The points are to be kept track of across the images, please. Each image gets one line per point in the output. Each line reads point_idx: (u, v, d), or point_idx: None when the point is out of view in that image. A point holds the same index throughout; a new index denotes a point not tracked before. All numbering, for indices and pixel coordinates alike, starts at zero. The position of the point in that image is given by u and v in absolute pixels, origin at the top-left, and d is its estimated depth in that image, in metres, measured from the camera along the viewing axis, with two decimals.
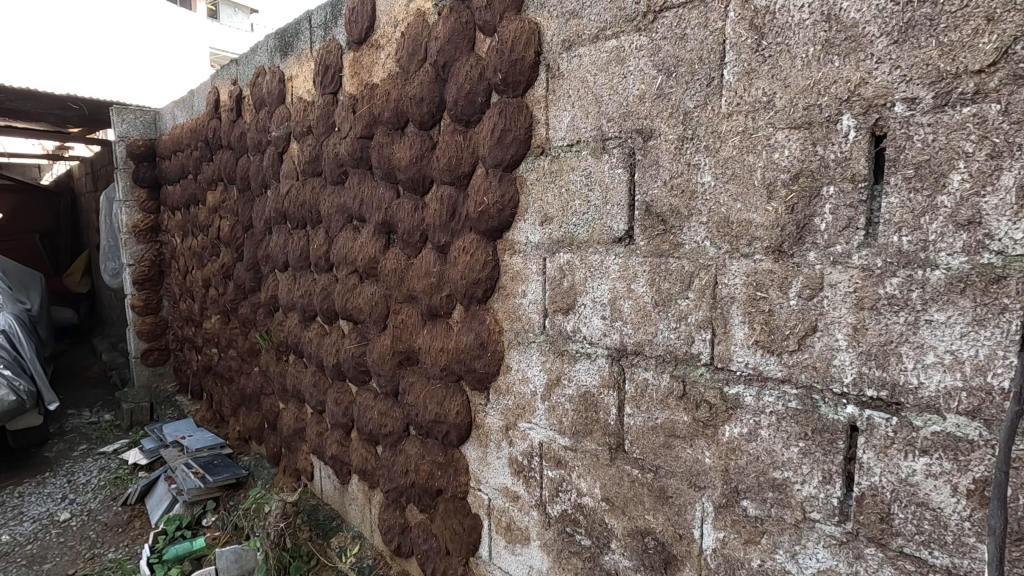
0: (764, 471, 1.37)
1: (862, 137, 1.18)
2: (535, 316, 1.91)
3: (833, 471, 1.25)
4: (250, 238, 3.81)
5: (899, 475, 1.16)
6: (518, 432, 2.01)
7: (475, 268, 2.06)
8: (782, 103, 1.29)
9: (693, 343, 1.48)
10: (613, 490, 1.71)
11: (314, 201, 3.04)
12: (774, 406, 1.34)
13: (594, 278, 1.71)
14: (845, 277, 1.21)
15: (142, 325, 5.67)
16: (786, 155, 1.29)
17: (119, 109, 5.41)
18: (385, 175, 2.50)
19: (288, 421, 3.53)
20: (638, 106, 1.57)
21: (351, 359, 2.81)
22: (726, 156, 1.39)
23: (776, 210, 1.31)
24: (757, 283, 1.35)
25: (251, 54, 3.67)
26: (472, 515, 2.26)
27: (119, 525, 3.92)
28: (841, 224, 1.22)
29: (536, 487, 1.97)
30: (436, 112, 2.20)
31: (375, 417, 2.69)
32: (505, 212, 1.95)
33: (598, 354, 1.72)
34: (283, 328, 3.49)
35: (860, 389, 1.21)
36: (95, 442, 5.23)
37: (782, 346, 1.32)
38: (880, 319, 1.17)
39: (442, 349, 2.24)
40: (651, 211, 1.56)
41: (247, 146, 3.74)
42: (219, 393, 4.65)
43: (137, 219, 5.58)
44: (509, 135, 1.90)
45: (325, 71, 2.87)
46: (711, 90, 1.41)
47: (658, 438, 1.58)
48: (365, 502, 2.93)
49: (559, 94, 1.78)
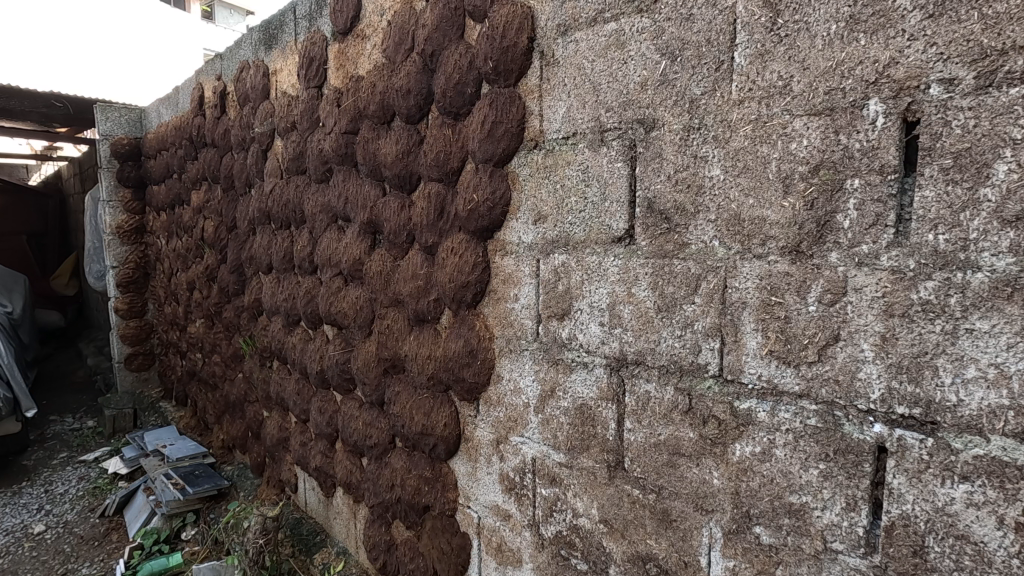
0: (780, 494, 1.23)
1: (891, 123, 1.06)
2: (528, 322, 1.77)
3: (858, 497, 1.12)
4: (234, 239, 3.67)
5: (936, 503, 1.03)
6: (509, 447, 1.88)
7: (464, 270, 1.92)
8: (800, 87, 1.17)
9: (700, 352, 1.35)
10: (611, 511, 1.58)
11: (298, 200, 2.91)
12: (791, 424, 1.20)
13: (592, 281, 1.57)
14: (872, 281, 1.09)
15: (126, 329, 5.50)
16: (805, 145, 1.16)
17: (103, 107, 5.26)
18: (371, 171, 2.37)
19: (272, 430, 3.38)
20: (640, 94, 1.44)
21: (335, 367, 2.66)
22: (737, 147, 1.26)
23: (793, 206, 1.19)
24: (772, 287, 1.22)
25: (235, 48, 3.53)
26: (461, 534, 2.12)
27: (96, 539, 3.76)
28: (868, 221, 1.09)
29: (529, 506, 1.83)
30: (424, 105, 2.08)
31: (360, 428, 2.54)
32: (496, 210, 1.82)
33: (596, 363, 1.59)
34: (266, 333, 3.34)
35: (889, 406, 1.08)
36: (76, 450, 5.06)
37: (800, 357, 1.19)
38: (912, 328, 1.05)
39: (429, 357, 2.11)
40: (653, 208, 1.43)
41: (232, 144, 3.60)
42: (203, 400, 4.48)
43: (121, 219, 5.42)
44: (501, 127, 1.77)
45: (309, 64, 2.73)
46: (721, 75, 1.28)
47: (661, 456, 1.44)
48: (350, 517, 2.78)
49: (554, 83, 1.65)
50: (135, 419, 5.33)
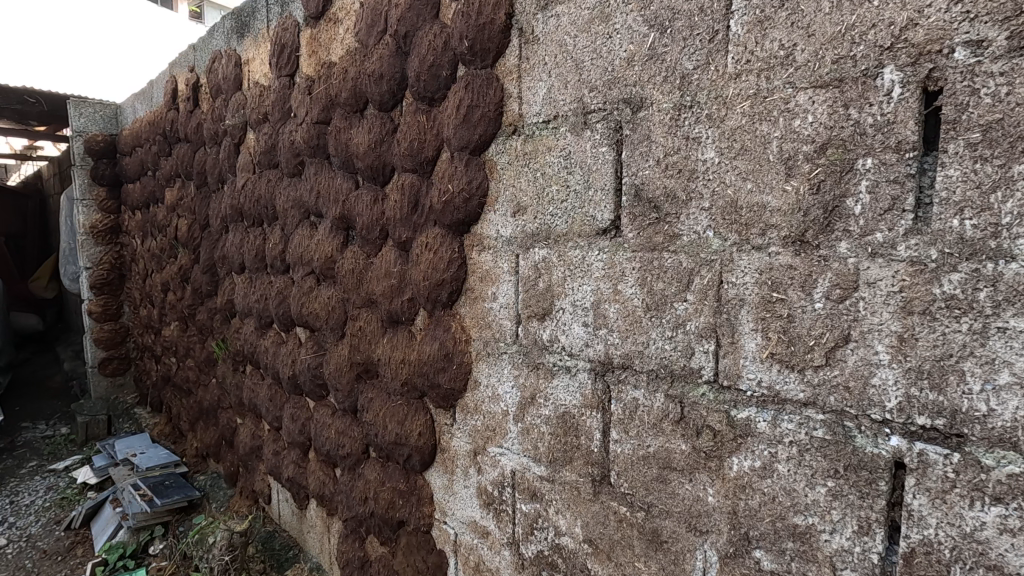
0: (782, 515, 1.10)
1: (910, 94, 0.93)
2: (506, 323, 1.63)
3: (872, 520, 0.99)
4: (207, 237, 3.50)
5: (962, 528, 0.90)
6: (487, 458, 1.73)
7: (438, 267, 1.78)
8: (804, 56, 1.04)
9: (693, 356, 1.21)
10: (596, 530, 1.44)
11: (270, 195, 2.76)
12: (795, 436, 1.07)
13: (575, 278, 1.44)
14: (888, 274, 0.96)
15: (100, 332, 5.29)
16: (810, 121, 1.03)
17: (76, 102, 5.07)
18: (343, 163, 2.23)
19: (244, 438, 3.22)
20: (626, 71, 1.31)
21: (307, 371, 2.51)
22: (733, 127, 1.13)
23: (796, 190, 1.06)
24: (773, 282, 1.09)
25: (208, 38, 3.37)
26: (437, 552, 1.97)
27: (60, 553, 3.57)
28: (883, 206, 0.96)
29: (508, 523, 1.68)
30: (397, 90, 1.94)
31: (332, 437, 2.39)
32: (472, 202, 1.68)
33: (579, 368, 1.45)
34: (239, 336, 3.18)
35: (908, 416, 0.95)
36: (46, 459, 4.85)
37: (804, 361, 1.06)
38: (934, 327, 0.92)
39: (403, 361, 1.96)
40: (641, 196, 1.30)
41: (204, 139, 3.44)
42: (177, 406, 4.30)
43: (95, 219, 5.22)
44: (477, 111, 1.63)
45: (280, 52, 2.58)
46: (715, 47, 1.15)
47: (651, 470, 1.31)
48: (324, 531, 2.62)
49: (533, 62, 1.52)
50: (109, 426, 5.14)
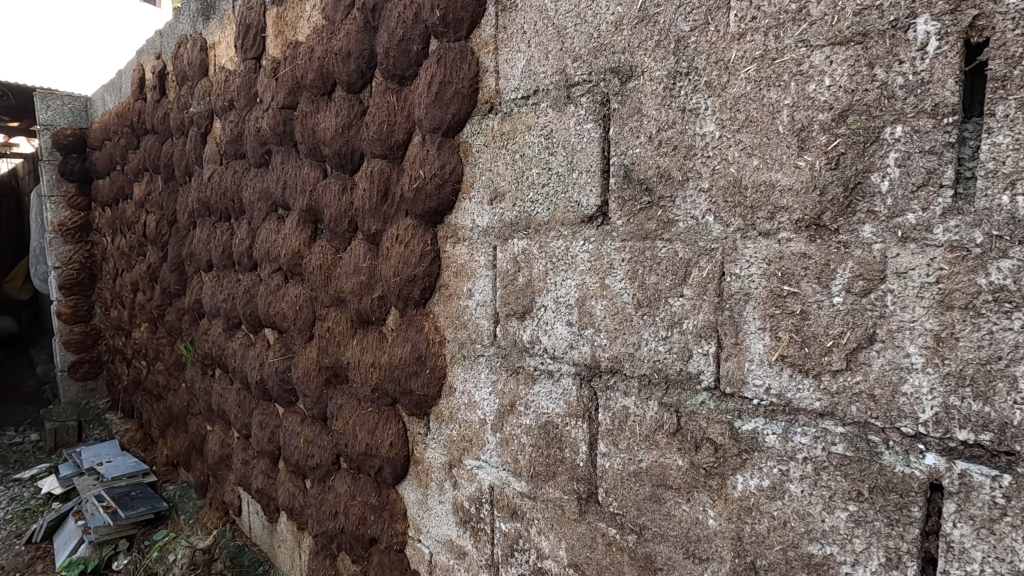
0: (794, 543, 0.95)
1: (948, 46, 0.78)
2: (483, 321, 1.47)
3: (903, 552, 0.84)
4: (174, 234, 3.31)
5: (1015, 564, 0.76)
6: (463, 471, 1.57)
7: (409, 260, 1.61)
8: (820, 10, 0.89)
9: (690, 360, 1.06)
10: (582, 554, 1.28)
11: (236, 187, 2.58)
12: (810, 452, 0.92)
13: (558, 272, 1.28)
14: (922, 262, 0.81)
15: (70, 335, 5.06)
16: (827, 85, 0.88)
17: (43, 94, 4.84)
18: (311, 150, 2.06)
19: (213, 447, 3.03)
20: (613, 37, 1.16)
21: (275, 376, 2.33)
22: (736, 95, 0.98)
23: (811, 165, 0.91)
24: (783, 274, 0.94)
25: (174, 22, 3.18)
26: (411, 571, 1.81)
27: (18, 569, 3.36)
28: (916, 181, 0.82)
29: (487, 543, 1.52)
30: (366, 69, 1.77)
31: (301, 446, 2.22)
32: (445, 189, 1.52)
33: (563, 372, 1.29)
34: (207, 338, 2.99)
35: (946, 430, 0.80)
36: (12, 468, 4.62)
37: (821, 365, 0.91)
38: (979, 325, 0.77)
39: (373, 364, 1.79)
40: (631, 177, 1.14)
41: (171, 129, 3.25)
42: (148, 412, 4.09)
43: (64, 216, 4.98)
44: (451, 88, 1.47)
45: (245, 33, 2.41)
46: (715, 4, 1.00)
47: (643, 488, 1.15)
48: (295, 546, 2.45)
49: (511, 31, 1.36)
50: (80, 432, 4.90)
